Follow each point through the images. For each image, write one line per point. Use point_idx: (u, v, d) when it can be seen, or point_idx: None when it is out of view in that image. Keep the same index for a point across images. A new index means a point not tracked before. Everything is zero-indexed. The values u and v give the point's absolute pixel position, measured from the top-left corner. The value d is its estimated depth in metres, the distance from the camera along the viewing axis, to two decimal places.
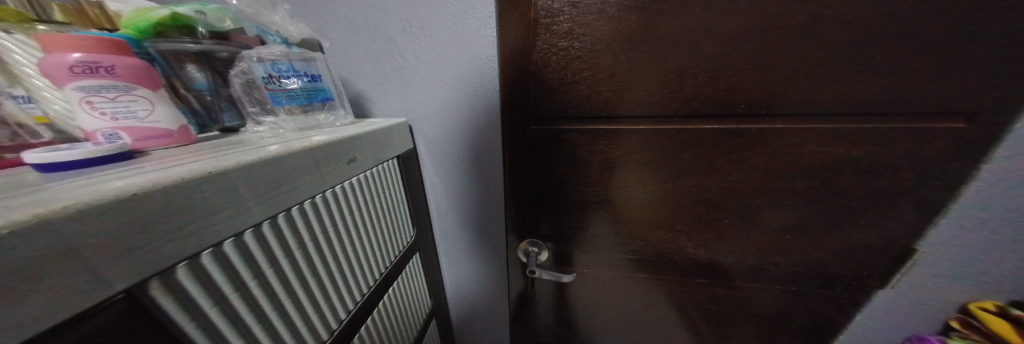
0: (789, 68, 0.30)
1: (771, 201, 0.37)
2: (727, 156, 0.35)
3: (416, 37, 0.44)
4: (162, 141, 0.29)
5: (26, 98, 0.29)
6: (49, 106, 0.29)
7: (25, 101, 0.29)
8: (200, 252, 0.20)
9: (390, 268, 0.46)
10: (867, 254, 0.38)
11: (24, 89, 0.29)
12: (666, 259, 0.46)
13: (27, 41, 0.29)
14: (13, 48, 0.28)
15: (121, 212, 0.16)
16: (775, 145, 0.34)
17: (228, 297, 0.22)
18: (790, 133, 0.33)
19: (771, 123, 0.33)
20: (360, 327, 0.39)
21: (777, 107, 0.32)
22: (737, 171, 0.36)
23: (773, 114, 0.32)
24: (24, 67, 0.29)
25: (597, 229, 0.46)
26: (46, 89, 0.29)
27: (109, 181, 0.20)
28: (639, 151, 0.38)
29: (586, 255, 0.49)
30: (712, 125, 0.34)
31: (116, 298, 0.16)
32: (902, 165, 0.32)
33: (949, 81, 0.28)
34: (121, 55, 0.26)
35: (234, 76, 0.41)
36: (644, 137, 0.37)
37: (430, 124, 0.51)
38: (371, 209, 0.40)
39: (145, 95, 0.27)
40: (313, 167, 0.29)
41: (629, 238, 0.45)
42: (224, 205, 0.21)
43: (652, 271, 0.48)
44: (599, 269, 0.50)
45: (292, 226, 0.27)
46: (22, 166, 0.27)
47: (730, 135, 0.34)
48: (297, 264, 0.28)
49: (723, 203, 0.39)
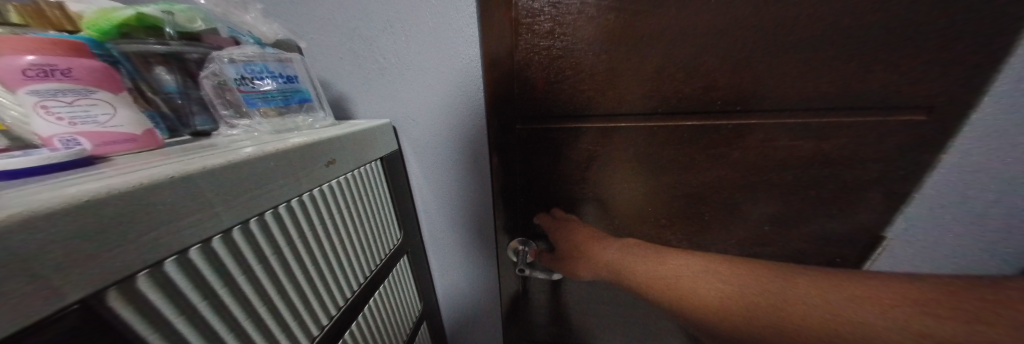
0: (761, 64, 0.30)
1: (747, 195, 0.38)
2: (707, 152, 0.36)
3: (398, 37, 0.43)
4: (125, 146, 0.28)
5: None
6: (5, 112, 0.28)
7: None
8: (165, 259, 0.19)
9: (375, 271, 0.45)
10: (840, 243, 0.39)
11: None
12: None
13: None
14: None
15: (73, 220, 0.15)
16: (749, 140, 0.34)
17: (197, 305, 0.21)
18: (765, 129, 0.34)
19: (746, 119, 0.34)
20: (344, 332, 0.38)
21: (751, 103, 0.33)
22: (716, 166, 0.37)
23: (747, 110, 0.33)
24: None
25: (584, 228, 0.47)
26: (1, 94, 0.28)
27: (63, 188, 0.19)
28: (623, 149, 0.38)
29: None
30: (692, 122, 0.35)
31: (71, 309, 0.15)
32: (869, 156, 0.33)
33: (912, 74, 0.29)
34: (78, 57, 0.25)
35: (205, 78, 0.39)
36: (628, 135, 0.37)
37: (415, 126, 0.51)
38: (354, 212, 0.40)
39: (106, 98, 0.26)
40: (288, 170, 0.28)
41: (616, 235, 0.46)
42: (189, 210, 0.20)
43: None
44: None
45: (265, 231, 0.26)
46: None
47: (708, 132, 0.35)
48: (273, 269, 0.27)
49: (704, 198, 0.39)
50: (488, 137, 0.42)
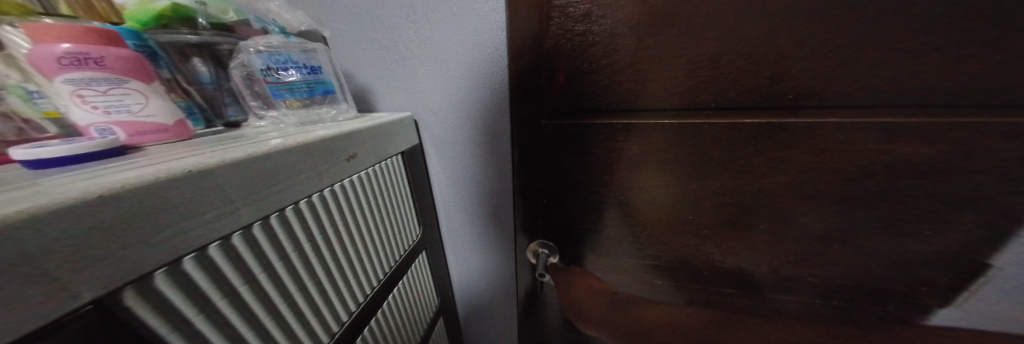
0: (844, 52, 0.25)
1: (809, 206, 0.33)
2: (766, 156, 0.32)
3: (420, 25, 0.41)
4: (159, 137, 0.28)
5: (39, 93, 0.29)
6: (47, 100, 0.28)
7: (38, 97, 0.29)
8: (182, 257, 0.18)
9: (394, 267, 0.45)
10: (925, 268, 0.33)
11: (36, 85, 0.29)
12: (686, 266, 0.43)
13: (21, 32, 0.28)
14: (16, 42, 0.28)
15: (84, 217, 0.14)
16: (823, 141, 0.29)
17: (217, 303, 0.21)
18: (843, 129, 0.28)
19: (823, 117, 0.28)
20: (363, 329, 0.38)
21: (825, 100, 0.28)
22: (775, 172, 0.32)
23: (820, 106, 0.28)
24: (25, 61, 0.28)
25: (610, 233, 0.43)
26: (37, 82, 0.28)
27: (95, 177, 0.19)
28: (662, 150, 0.34)
29: (598, 259, 0.47)
30: (750, 120, 0.30)
31: (83, 310, 0.15)
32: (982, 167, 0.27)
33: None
34: (111, 46, 0.25)
35: (235, 69, 0.40)
36: (669, 134, 0.33)
37: (436, 119, 0.49)
38: (374, 207, 0.39)
39: (138, 88, 0.26)
40: (310, 164, 0.27)
41: (647, 243, 0.42)
42: (208, 206, 0.19)
43: (671, 279, 0.44)
44: (612, 275, 0.47)
45: (287, 226, 0.26)
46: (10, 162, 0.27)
47: (768, 132, 0.30)
48: (294, 266, 0.27)
49: (758, 208, 0.35)
50: (512, 133, 0.39)
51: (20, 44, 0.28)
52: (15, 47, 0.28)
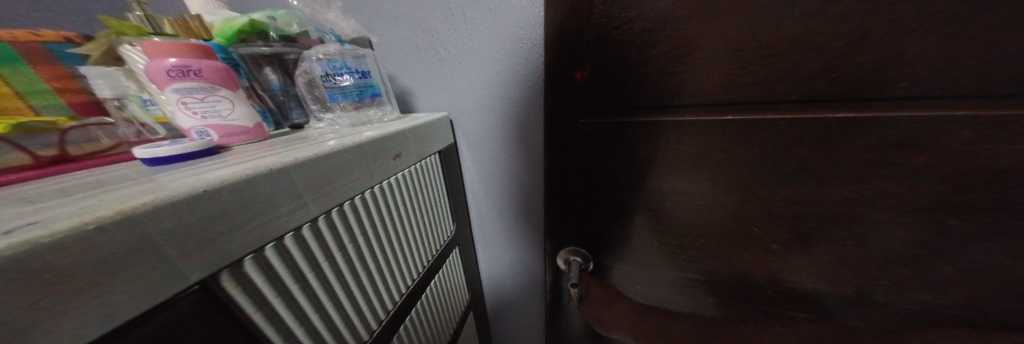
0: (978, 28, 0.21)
1: (909, 216, 0.28)
2: (852, 156, 0.27)
3: (458, 26, 0.42)
4: (242, 138, 0.31)
5: (151, 101, 0.36)
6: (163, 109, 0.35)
7: (150, 104, 0.36)
8: (264, 245, 0.20)
9: (430, 263, 0.46)
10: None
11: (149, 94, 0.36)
12: (742, 280, 0.38)
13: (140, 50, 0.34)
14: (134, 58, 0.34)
15: (194, 208, 0.16)
16: (938, 139, 0.24)
17: (290, 287, 0.23)
18: (975, 126, 0.23)
19: (939, 110, 0.24)
20: (403, 319, 0.40)
21: (939, 88, 0.23)
22: (863, 175, 0.27)
23: (933, 96, 0.23)
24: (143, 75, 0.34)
25: (652, 239, 0.41)
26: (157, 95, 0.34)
27: (195, 175, 0.22)
28: (717, 148, 0.32)
29: (637, 266, 0.44)
30: (837, 114, 0.26)
31: (192, 289, 0.17)
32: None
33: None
34: (206, 59, 0.29)
35: (298, 76, 0.44)
36: (725, 132, 0.31)
37: (471, 118, 0.50)
38: (414, 204, 0.41)
39: (226, 95, 0.30)
40: (364, 163, 0.29)
41: (691, 251, 0.39)
42: (284, 201, 0.21)
43: (716, 291, 0.41)
44: (650, 283, 0.45)
45: (344, 220, 0.28)
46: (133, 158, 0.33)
47: (860, 128, 0.26)
48: (349, 257, 0.29)
49: (838, 215, 0.30)
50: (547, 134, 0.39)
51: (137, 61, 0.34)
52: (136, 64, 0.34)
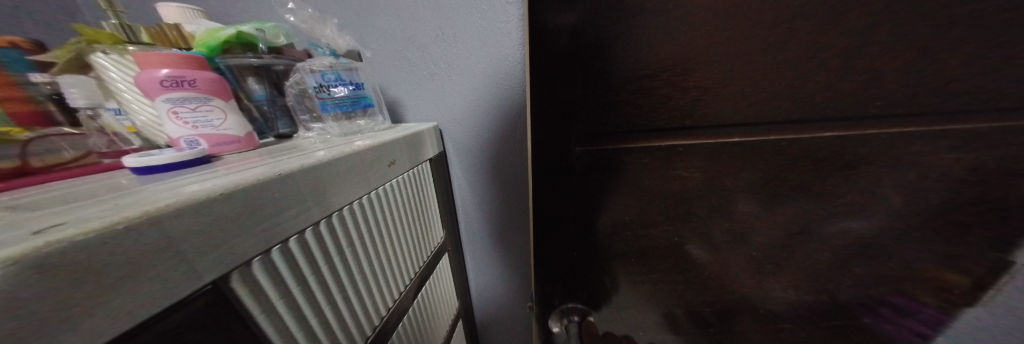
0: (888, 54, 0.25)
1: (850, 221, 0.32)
2: (815, 170, 0.30)
3: (448, 43, 0.45)
4: (232, 147, 0.31)
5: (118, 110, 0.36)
6: (137, 116, 0.36)
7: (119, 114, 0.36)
8: (271, 247, 0.21)
9: (420, 271, 0.47)
10: None
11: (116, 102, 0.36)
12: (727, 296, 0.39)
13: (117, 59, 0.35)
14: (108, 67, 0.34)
15: (210, 210, 0.17)
16: (885, 150, 0.28)
17: (293, 290, 0.24)
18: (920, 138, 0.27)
19: (889, 126, 0.27)
20: (396, 326, 0.40)
21: (871, 108, 0.27)
22: (830, 184, 0.31)
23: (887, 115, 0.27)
24: (116, 83, 0.35)
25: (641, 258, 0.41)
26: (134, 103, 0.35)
27: (187, 185, 0.22)
28: (726, 168, 0.33)
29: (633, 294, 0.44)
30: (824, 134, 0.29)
31: (205, 290, 0.18)
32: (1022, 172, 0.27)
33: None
34: (202, 70, 0.29)
35: (290, 87, 0.45)
36: (733, 153, 0.32)
37: (459, 128, 0.53)
38: (406, 211, 0.42)
39: (220, 105, 0.30)
40: (361, 169, 0.31)
41: (684, 273, 0.40)
42: (288, 206, 0.22)
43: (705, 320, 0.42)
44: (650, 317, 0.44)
45: (343, 224, 0.29)
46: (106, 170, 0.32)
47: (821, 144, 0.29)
48: (347, 261, 0.30)
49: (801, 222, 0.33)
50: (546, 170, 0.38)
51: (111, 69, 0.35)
52: (109, 72, 0.35)
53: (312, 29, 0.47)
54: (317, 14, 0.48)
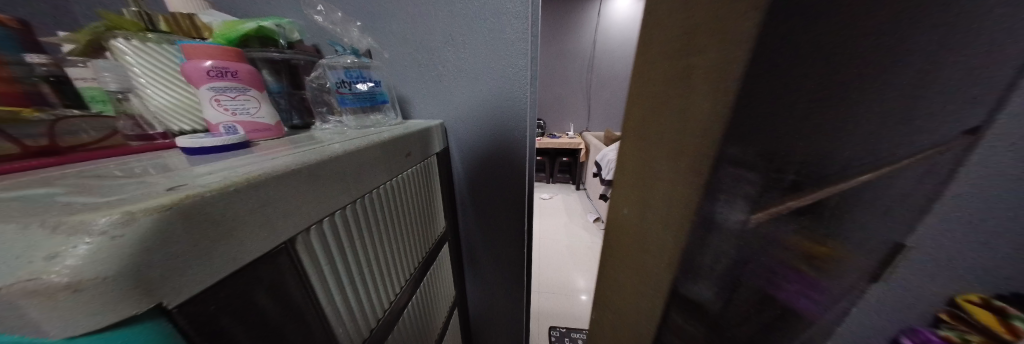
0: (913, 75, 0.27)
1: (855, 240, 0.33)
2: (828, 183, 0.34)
3: (459, 49, 0.50)
4: (264, 134, 0.34)
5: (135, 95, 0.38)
6: (151, 100, 0.38)
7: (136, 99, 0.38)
8: (322, 218, 0.25)
9: (423, 258, 0.50)
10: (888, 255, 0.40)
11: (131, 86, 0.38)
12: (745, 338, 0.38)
13: (134, 44, 0.36)
14: (125, 51, 0.36)
15: (287, 181, 0.21)
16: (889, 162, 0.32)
17: (334, 257, 0.28)
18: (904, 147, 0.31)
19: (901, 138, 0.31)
20: (405, 306, 0.44)
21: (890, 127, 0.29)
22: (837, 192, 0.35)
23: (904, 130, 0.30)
24: (132, 67, 0.37)
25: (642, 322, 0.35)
26: (149, 87, 0.37)
27: (239, 165, 0.24)
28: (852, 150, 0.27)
29: None
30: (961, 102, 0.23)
31: (280, 246, 0.21)
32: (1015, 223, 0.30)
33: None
34: (240, 62, 0.32)
35: (310, 82, 0.50)
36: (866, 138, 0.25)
37: (463, 125, 0.57)
38: (415, 200, 0.46)
39: (256, 95, 0.33)
40: (385, 158, 0.35)
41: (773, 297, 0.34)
42: (334, 185, 0.26)
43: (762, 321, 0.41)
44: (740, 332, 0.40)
45: (371, 204, 0.33)
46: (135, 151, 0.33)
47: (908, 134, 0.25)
48: (371, 239, 0.34)
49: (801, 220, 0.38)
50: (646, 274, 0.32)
51: (127, 53, 0.36)
52: (123, 57, 0.36)
53: (343, 32, 0.51)
54: (342, 17, 0.51)
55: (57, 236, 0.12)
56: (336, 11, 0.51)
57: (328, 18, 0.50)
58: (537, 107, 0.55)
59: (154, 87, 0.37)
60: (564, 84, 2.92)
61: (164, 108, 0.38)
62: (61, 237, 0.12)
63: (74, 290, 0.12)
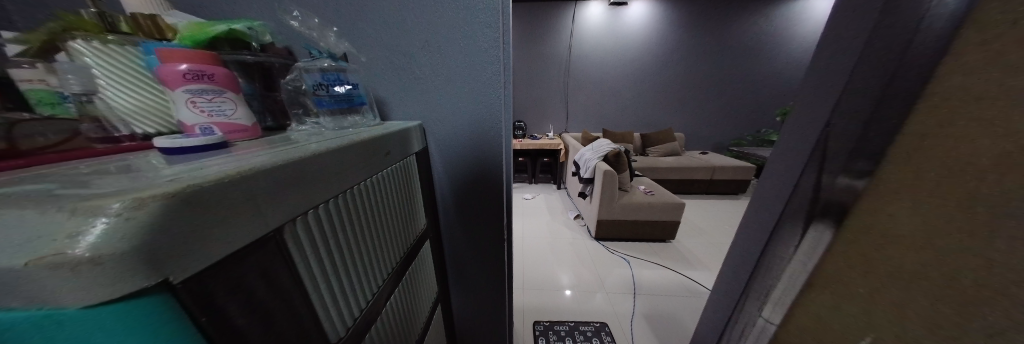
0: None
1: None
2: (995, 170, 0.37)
3: (435, 53, 0.53)
4: (242, 135, 0.35)
5: (95, 97, 0.37)
6: (115, 103, 0.37)
7: (94, 100, 0.37)
8: (306, 210, 0.27)
9: (404, 253, 0.52)
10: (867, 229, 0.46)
11: (90, 87, 0.37)
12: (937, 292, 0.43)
13: (92, 45, 0.36)
14: (83, 51, 0.35)
15: (276, 175, 0.23)
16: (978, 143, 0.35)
17: (320, 246, 0.30)
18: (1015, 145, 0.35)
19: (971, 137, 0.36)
20: (388, 297, 0.46)
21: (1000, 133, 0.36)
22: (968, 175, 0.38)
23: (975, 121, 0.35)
24: (92, 69, 0.36)
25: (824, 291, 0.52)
26: (110, 88, 0.37)
27: (221, 162, 0.26)
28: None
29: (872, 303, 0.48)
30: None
31: (269, 234, 0.23)
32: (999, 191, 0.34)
33: (920, 43, 0.40)
34: (217, 65, 0.33)
35: (286, 84, 0.51)
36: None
37: (440, 126, 0.59)
38: (396, 197, 0.48)
39: (232, 97, 0.34)
40: (365, 156, 0.37)
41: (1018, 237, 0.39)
42: (318, 179, 0.28)
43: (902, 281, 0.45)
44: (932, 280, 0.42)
45: (354, 198, 0.36)
46: (102, 153, 0.33)
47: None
48: (354, 232, 0.36)
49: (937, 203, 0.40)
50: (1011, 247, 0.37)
51: (85, 54, 0.35)
52: (80, 57, 0.36)
53: (321, 37, 0.53)
54: (319, 23, 0.53)
55: (76, 217, 0.14)
56: (313, 17, 0.53)
57: (305, 23, 0.53)
58: (511, 108, 0.59)
59: (116, 89, 0.37)
60: (542, 86, 3.01)
61: (128, 110, 0.38)
62: (81, 218, 0.14)
63: (95, 263, 0.14)
